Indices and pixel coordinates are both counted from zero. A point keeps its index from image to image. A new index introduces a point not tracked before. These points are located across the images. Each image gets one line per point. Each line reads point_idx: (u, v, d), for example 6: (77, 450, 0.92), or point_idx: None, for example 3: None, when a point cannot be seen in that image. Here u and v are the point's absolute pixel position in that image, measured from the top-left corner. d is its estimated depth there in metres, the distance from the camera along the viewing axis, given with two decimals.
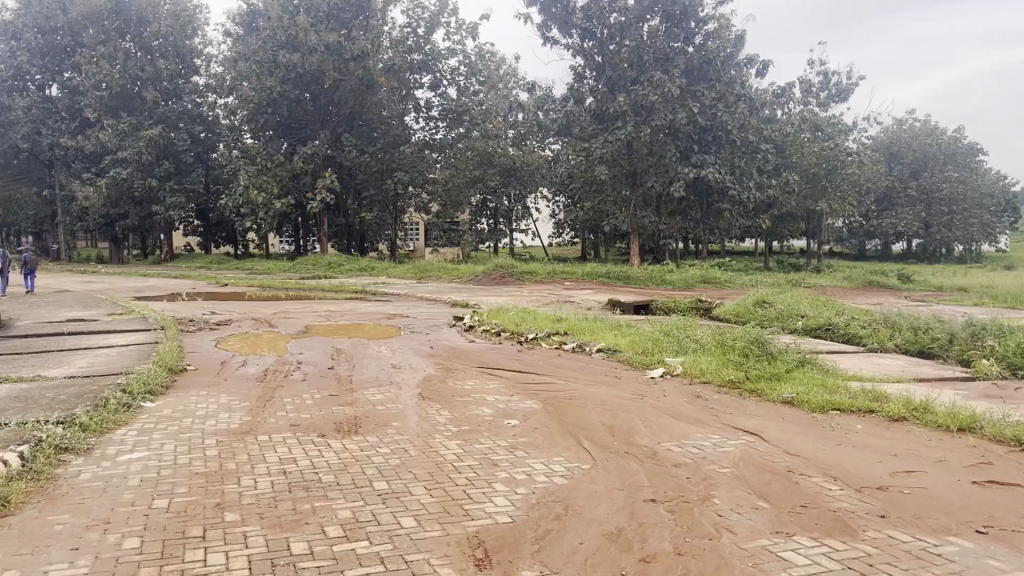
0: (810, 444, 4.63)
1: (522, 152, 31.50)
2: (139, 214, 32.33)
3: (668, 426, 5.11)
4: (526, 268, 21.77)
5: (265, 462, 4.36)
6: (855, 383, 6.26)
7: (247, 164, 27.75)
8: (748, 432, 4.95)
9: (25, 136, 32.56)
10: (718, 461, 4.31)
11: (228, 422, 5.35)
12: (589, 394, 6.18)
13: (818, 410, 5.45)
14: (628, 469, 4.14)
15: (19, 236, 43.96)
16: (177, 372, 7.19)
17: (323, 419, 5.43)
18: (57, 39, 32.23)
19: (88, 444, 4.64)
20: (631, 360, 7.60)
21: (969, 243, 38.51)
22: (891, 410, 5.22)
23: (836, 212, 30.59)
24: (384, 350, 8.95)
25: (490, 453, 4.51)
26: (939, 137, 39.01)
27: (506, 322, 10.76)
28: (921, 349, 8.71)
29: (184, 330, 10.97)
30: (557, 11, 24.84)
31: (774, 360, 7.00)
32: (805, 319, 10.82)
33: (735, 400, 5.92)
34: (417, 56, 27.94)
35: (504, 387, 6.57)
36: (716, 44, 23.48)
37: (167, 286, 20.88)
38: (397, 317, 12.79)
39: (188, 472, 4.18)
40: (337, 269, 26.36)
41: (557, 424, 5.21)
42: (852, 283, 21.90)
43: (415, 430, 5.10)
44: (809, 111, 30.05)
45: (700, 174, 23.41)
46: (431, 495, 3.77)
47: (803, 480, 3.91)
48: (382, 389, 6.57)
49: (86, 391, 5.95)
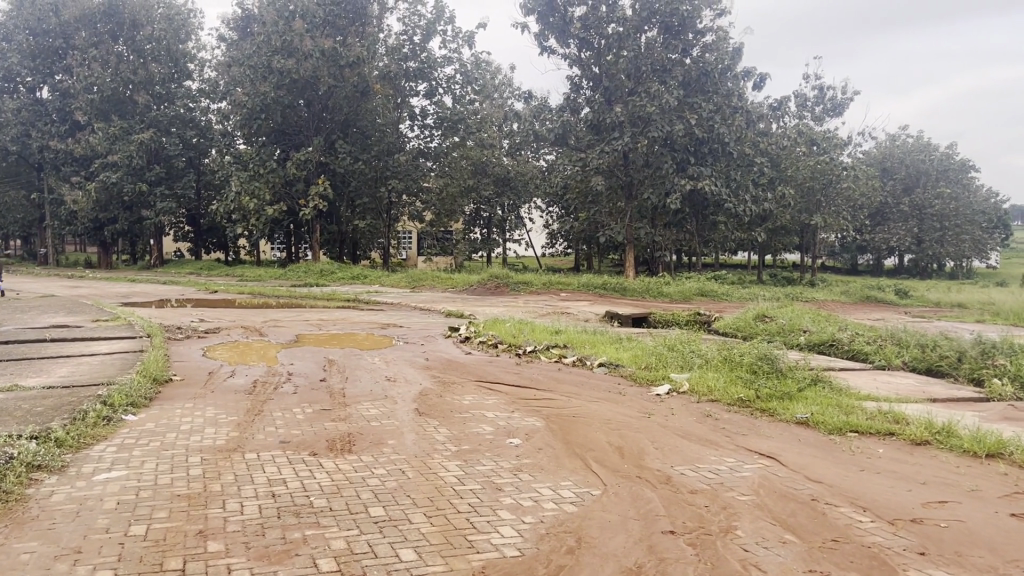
0: (832, 469, 4.37)
1: (517, 163, 31.64)
2: (128, 219, 31.92)
3: (680, 447, 4.85)
4: (521, 278, 21.49)
5: (252, 484, 4.07)
6: (870, 404, 6.01)
7: (240, 170, 27.45)
8: (764, 455, 4.69)
9: (15, 138, 32.23)
10: (736, 488, 4.05)
11: (213, 438, 5.05)
12: (593, 411, 5.92)
13: (835, 431, 5.21)
14: (641, 496, 3.87)
15: (7, 238, 43.43)
16: (162, 382, 6.90)
17: (314, 436, 5.13)
18: (48, 41, 31.81)
19: (63, 461, 4.35)
20: (635, 375, 7.33)
21: (960, 259, 38.62)
22: (912, 432, 4.99)
23: (830, 227, 30.57)
24: (377, 362, 8.67)
25: (492, 475, 4.23)
26: (932, 153, 39.03)
27: (503, 334, 10.48)
28: (929, 367, 8.50)
29: (172, 338, 10.64)
30: (555, 21, 24.71)
31: (784, 377, 6.76)
32: (808, 334, 10.60)
33: (747, 419, 5.66)
34: (414, 64, 28.01)
35: (502, 402, 6.30)
36: (713, 56, 23.37)
37: (155, 292, 20.56)
38: (390, 327, 12.52)
39: (169, 494, 3.88)
40: (329, 276, 26.07)
41: (563, 444, 4.94)
42: (850, 298, 21.77)
43: (413, 449, 4.82)
44: (805, 125, 29.90)
45: (697, 186, 23.20)
46: (431, 523, 3.49)
47: (831, 511, 3.66)
48: (377, 403, 6.28)
49: (64, 403, 5.64)
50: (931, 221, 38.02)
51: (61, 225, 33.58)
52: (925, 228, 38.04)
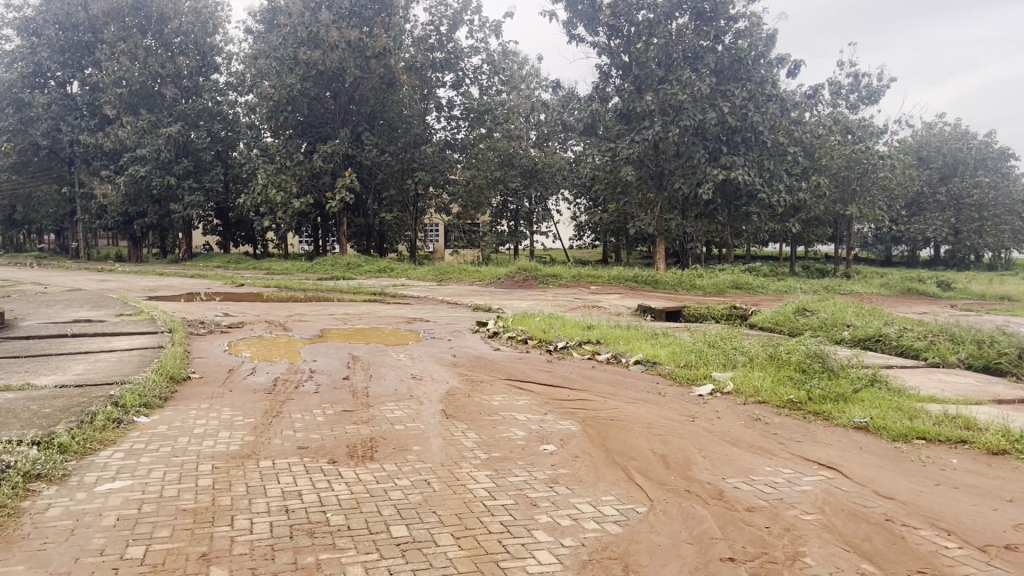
0: (903, 484, 3.93)
1: (544, 154, 31.17)
2: (157, 212, 32.06)
3: (731, 456, 4.44)
4: (550, 271, 21.02)
5: (265, 497, 3.73)
6: (934, 406, 5.55)
7: (266, 162, 27.40)
8: (825, 466, 4.26)
9: (45, 132, 32.38)
10: (799, 505, 3.63)
11: (227, 444, 4.73)
12: (633, 414, 5.50)
13: (900, 437, 4.76)
14: (693, 515, 3.47)
15: (40, 231, 43.88)
16: (179, 381, 6.64)
17: (335, 441, 4.80)
18: (77, 36, 32.08)
19: (65, 469, 4.06)
20: (674, 375, 6.89)
21: (999, 249, 37.44)
22: (987, 440, 4.53)
23: (865, 217, 29.78)
24: (403, 359, 8.31)
25: (526, 489, 3.84)
26: (970, 141, 37.92)
27: (533, 328, 10.06)
28: (987, 364, 7.97)
29: (193, 332, 10.40)
30: (583, 8, 24.22)
31: (837, 377, 6.30)
32: (852, 328, 10.09)
33: (800, 424, 5.22)
34: (440, 54, 27.36)
35: (534, 403, 5.91)
36: (746, 42, 22.63)
37: (182, 285, 20.48)
38: (417, 321, 12.18)
39: (174, 509, 3.55)
40: (356, 270, 25.84)
41: (602, 452, 4.54)
42: (890, 290, 21.09)
43: (439, 456, 4.45)
44: (841, 113, 29.04)
45: (730, 176, 22.47)
46: (460, 547, 3.11)
47: (910, 535, 3.26)
48: (401, 404, 5.94)
49: (74, 404, 5.36)
50: (969, 210, 36.90)
51: (92, 219, 33.77)
52: (963, 217, 36.94)
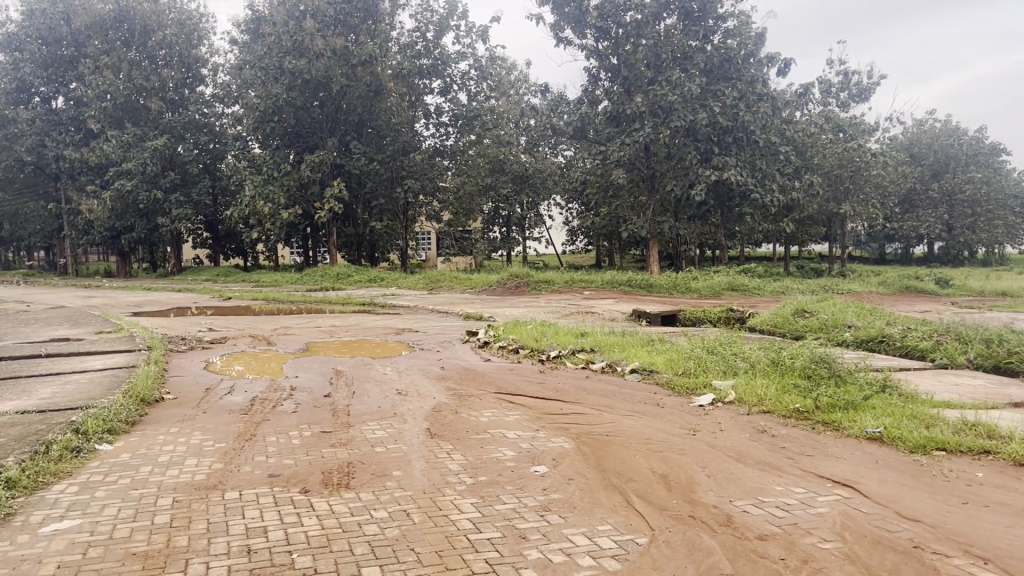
0: (928, 504, 3.58)
1: (535, 159, 30.73)
2: (144, 227, 31.63)
3: (737, 474, 4.10)
4: (542, 277, 20.70)
5: (225, 535, 3.38)
6: (949, 413, 5.21)
7: (252, 172, 26.87)
8: (839, 484, 3.92)
9: (30, 147, 31.96)
10: (815, 531, 3.28)
11: (192, 473, 4.37)
12: (630, 428, 5.15)
13: (918, 449, 4.44)
14: (701, 546, 3.13)
15: (28, 249, 43.22)
16: (150, 402, 6.27)
17: (309, 467, 4.44)
18: (60, 50, 31.63)
19: (9, 508, 3.69)
20: (672, 384, 6.56)
21: (992, 244, 37.24)
22: (1012, 451, 4.20)
23: (858, 216, 29.54)
24: (389, 373, 7.94)
25: (515, 518, 3.50)
26: (960, 137, 37.75)
27: (525, 338, 9.70)
28: (997, 364, 7.64)
29: (174, 349, 10.01)
30: (570, 10, 23.91)
31: (844, 382, 5.97)
32: (853, 330, 9.76)
33: (808, 435, 4.89)
34: (427, 61, 27.12)
35: (525, 419, 5.56)
36: (736, 41, 22.39)
37: (168, 300, 20.04)
38: (406, 332, 11.80)
39: (123, 553, 3.19)
40: (346, 280, 25.54)
41: (597, 473, 4.20)
42: (887, 288, 20.77)
43: (421, 482, 4.10)
44: (832, 111, 28.85)
45: (722, 176, 22.22)
46: None
47: (944, 565, 2.91)
48: (384, 422, 5.57)
49: (30, 433, 4.99)
50: (962, 206, 36.70)
51: (78, 235, 33.20)
52: (955, 213, 36.74)
